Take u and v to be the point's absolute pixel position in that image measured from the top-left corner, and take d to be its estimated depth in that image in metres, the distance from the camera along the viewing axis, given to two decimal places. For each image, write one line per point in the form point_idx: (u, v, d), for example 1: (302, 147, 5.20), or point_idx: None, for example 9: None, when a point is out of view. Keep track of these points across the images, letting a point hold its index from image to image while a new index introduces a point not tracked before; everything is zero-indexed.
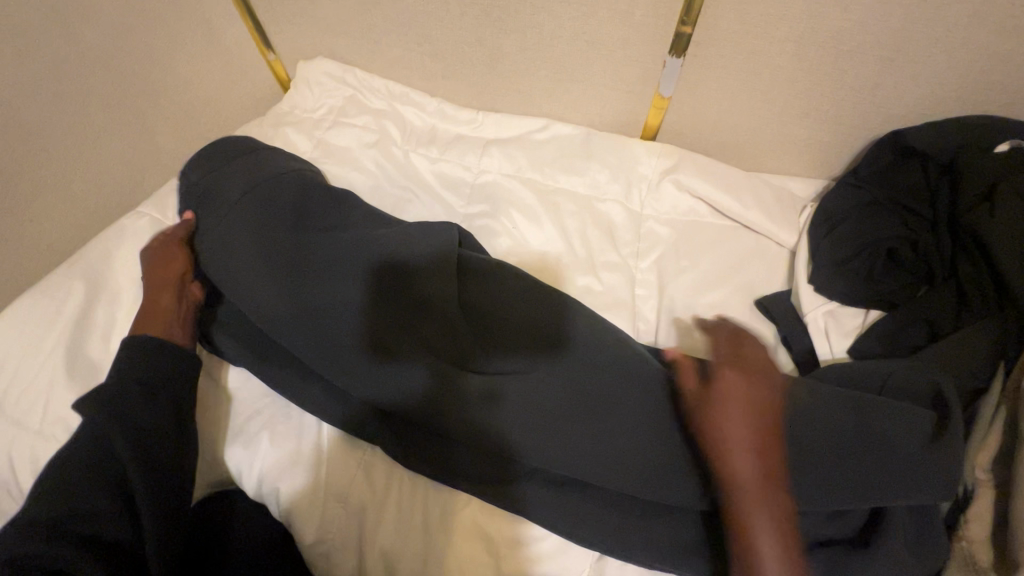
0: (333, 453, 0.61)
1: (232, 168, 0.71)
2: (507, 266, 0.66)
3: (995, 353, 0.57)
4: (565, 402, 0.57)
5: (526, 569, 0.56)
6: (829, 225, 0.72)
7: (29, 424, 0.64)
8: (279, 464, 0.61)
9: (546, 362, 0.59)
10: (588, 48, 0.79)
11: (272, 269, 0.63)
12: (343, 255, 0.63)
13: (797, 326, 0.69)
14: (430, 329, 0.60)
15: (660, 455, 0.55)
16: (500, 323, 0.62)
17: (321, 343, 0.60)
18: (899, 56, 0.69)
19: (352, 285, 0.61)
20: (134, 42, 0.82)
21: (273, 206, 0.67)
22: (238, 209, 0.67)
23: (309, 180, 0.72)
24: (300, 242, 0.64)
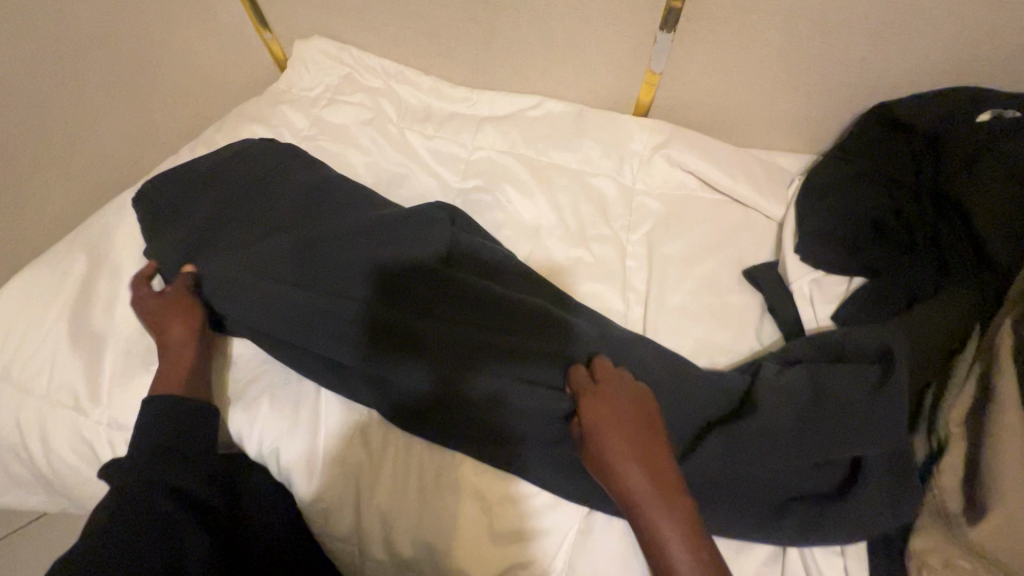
0: (330, 415, 0.64)
1: (241, 163, 0.76)
2: (501, 252, 0.71)
3: (972, 312, 0.58)
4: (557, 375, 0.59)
5: (519, 523, 0.58)
6: (816, 197, 0.73)
7: (36, 390, 0.65)
8: (279, 427, 0.63)
9: (541, 349, 0.61)
10: (581, 24, 0.80)
11: (273, 270, 0.66)
12: (349, 247, 0.67)
13: (782, 295, 0.71)
14: (431, 314, 0.63)
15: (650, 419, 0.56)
16: (491, 306, 0.63)
17: (322, 329, 0.62)
18: (887, 28, 0.69)
19: (358, 276, 0.65)
20: (131, 20, 0.83)
21: (282, 203, 0.72)
22: (248, 209, 0.71)
23: (317, 172, 0.76)
24: (299, 242, 0.67)
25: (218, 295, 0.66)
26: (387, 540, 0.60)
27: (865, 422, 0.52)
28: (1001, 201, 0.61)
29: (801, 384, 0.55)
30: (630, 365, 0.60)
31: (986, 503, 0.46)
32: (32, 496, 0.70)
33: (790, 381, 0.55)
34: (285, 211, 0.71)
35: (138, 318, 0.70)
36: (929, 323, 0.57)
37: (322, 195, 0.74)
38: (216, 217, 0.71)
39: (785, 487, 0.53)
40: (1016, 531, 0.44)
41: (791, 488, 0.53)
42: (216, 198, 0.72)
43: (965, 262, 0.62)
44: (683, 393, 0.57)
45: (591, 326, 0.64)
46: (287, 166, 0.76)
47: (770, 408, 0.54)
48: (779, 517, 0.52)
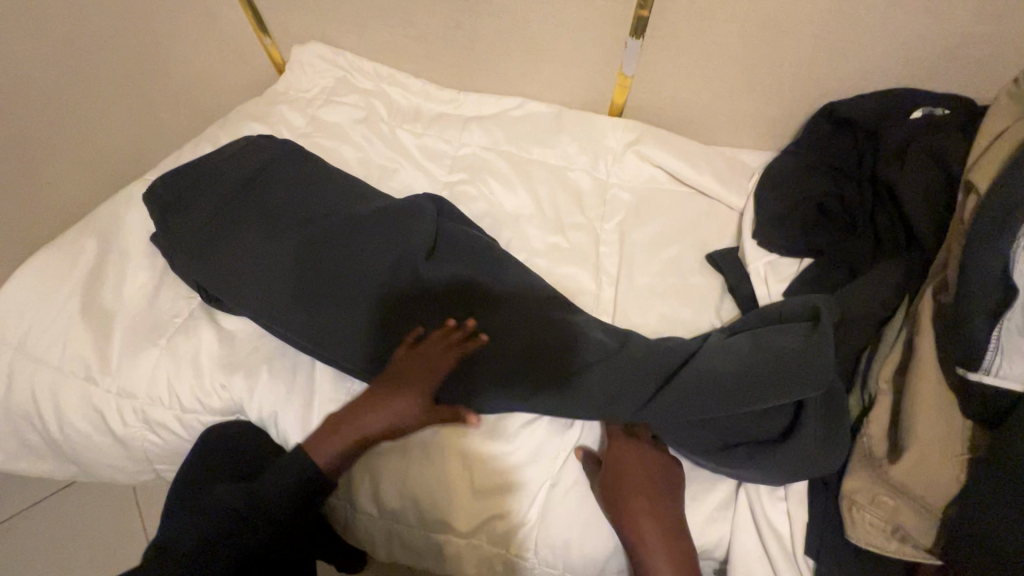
0: (323, 383, 0.69)
1: (241, 157, 0.81)
2: (483, 241, 0.74)
3: (899, 283, 0.65)
4: (535, 356, 0.65)
5: (498, 478, 0.64)
6: (772, 186, 0.81)
7: (50, 361, 0.71)
8: (278, 395, 0.68)
9: (529, 360, 0.65)
10: (557, 30, 0.87)
11: (278, 286, 0.70)
12: (343, 245, 0.72)
13: (740, 275, 0.77)
14: (421, 308, 0.68)
15: (624, 375, 0.62)
16: (474, 297, 0.69)
17: (321, 322, 0.68)
18: (829, 36, 0.77)
19: (355, 273, 0.70)
20: (140, 24, 0.89)
21: (279, 196, 0.77)
22: (247, 203, 0.77)
23: (314, 166, 0.82)
24: (299, 252, 0.72)
25: (220, 290, 0.71)
26: (375, 494, 0.65)
27: (805, 370, 0.58)
28: (928, 190, 0.68)
29: (747, 346, 0.61)
30: (601, 342, 0.65)
31: (903, 446, 0.53)
32: (44, 463, 0.75)
33: (736, 340, 0.63)
34: (283, 205, 0.76)
35: (145, 296, 0.75)
36: (865, 292, 0.65)
37: (316, 188, 0.78)
38: (220, 210, 0.76)
39: (729, 428, 0.60)
40: (928, 467, 0.51)
41: (736, 430, 0.60)
42: (218, 188, 0.78)
43: (896, 240, 0.69)
44: (644, 354, 0.63)
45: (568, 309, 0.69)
46: (285, 160, 0.82)
47: (717, 362, 0.61)
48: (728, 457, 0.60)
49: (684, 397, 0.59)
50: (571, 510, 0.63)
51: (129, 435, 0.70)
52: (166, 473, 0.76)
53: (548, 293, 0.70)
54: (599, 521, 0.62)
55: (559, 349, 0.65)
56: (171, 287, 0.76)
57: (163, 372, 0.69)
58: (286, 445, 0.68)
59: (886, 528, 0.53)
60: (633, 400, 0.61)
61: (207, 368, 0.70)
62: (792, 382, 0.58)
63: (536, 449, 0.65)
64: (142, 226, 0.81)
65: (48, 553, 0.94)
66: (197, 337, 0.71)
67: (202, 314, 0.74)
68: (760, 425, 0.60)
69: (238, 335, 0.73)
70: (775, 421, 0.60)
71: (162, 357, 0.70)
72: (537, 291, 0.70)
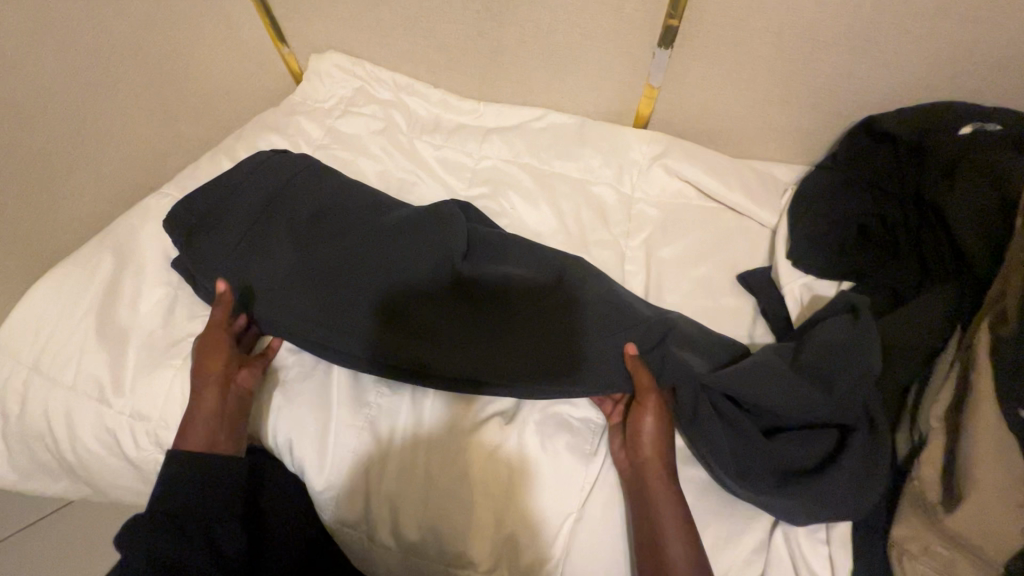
0: (347, 401, 0.67)
1: (264, 170, 0.79)
2: (513, 237, 0.76)
3: (952, 313, 0.61)
4: (573, 346, 0.66)
5: (522, 513, 0.61)
6: (806, 203, 0.77)
7: (63, 381, 0.70)
8: (307, 418, 0.66)
9: (573, 349, 0.66)
10: (583, 40, 0.84)
11: (320, 286, 0.70)
12: (380, 244, 0.73)
13: (775, 298, 0.74)
14: (461, 299, 0.70)
15: (679, 368, 0.63)
16: (513, 293, 0.70)
17: (360, 325, 0.68)
18: (870, 46, 0.73)
19: (393, 267, 0.71)
20: (159, 36, 0.88)
21: (307, 207, 0.76)
22: (276, 217, 0.75)
23: (340, 180, 0.80)
24: (337, 254, 0.72)
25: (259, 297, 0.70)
26: (392, 525, 0.63)
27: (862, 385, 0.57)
28: (980, 213, 0.65)
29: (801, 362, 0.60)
30: (635, 333, 0.66)
31: (959, 491, 0.50)
32: (58, 483, 0.74)
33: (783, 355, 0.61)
34: (314, 211, 0.76)
35: (159, 315, 0.74)
36: (915, 320, 0.61)
37: (343, 196, 0.78)
38: (248, 223, 0.74)
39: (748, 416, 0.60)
40: (986, 518, 0.48)
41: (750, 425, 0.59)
42: (243, 202, 0.76)
43: (946, 266, 0.66)
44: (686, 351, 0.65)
45: (600, 300, 0.69)
46: (314, 173, 0.80)
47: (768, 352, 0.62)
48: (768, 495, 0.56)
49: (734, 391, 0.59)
50: (598, 541, 0.60)
51: (143, 458, 0.68)
52: None
53: (584, 288, 0.70)
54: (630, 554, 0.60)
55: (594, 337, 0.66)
56: (186, 305, 0.74)
57: (178, 394, 0.68)
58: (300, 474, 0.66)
59: None
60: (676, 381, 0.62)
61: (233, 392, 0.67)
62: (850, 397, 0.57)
63: (556, 472, 0.63)
64: (157, 242, 0.79)
65: (63, 563, 0.94)
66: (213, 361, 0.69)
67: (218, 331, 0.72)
68: (807, 450, 0.58)
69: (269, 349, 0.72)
70: (821, 444, 0.58)
71: (177, 378, 0.68)
72: (571, 286, 0.70)
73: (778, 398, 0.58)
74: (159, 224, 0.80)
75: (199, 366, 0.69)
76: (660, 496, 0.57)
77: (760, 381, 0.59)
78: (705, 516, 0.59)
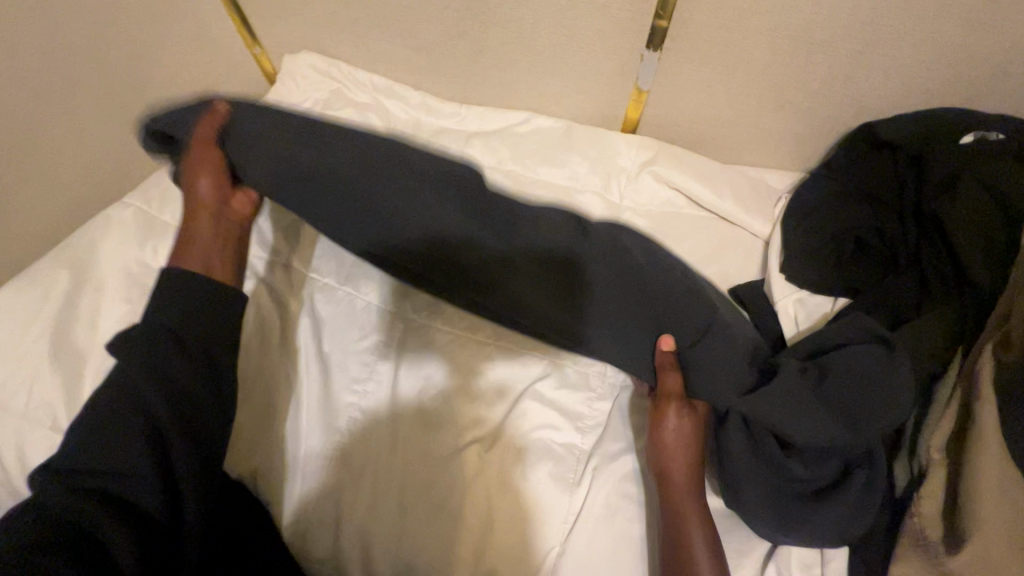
0: (345, 414, 0.64)
1: (222, 110, 0.65)
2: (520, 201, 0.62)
3: (949, 335, 0.59)
4: (606, 328, 0.59)
5: (500, 548, 0.58)
6: (800, 215, 0.74)
7: (15, 408, 0.66)
8: (307, 430, 0.64)
9: (609, 328, 0.59)
10: (568, 41, 0.80)
11: (320, 255, 0.61)
12: (360, 181, 0.59)
13: (767, 313, 0.71)
14: (476, 266, 0.59)
15: (718, 368, 0.57)
16: (529, 257, 0.59)
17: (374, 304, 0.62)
18: (867, 51, 0.70)
19: (397, 227, 0.59)
20: (119, 35, 0.83)
21: (258, 147, 0.61)
22: (232, 153, 0.63)
23: (318, 116, 0.66)
24: (327, 204, 0.60)
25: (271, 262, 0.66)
26: (366, 560, 0.60)
27: (874, 411, 0.53)
28: (982, 229, 0.62)
29: (820, 380, 0.56)
30: (676, 314, 0.58)
31: (959, 531, 0.48)
32: None
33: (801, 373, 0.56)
34: (283, 150, 0.60)
35: (118, 334, 0.69)
36: (914, 345, 0.58)
37: (310, 130, 0.63)
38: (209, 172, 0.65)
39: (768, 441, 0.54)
40: (986, 558, 0.46)
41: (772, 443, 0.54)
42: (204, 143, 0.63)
43: (946, 284, 0.63)
44: (730, 340, 0.57)
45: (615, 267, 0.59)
46: (271, 114, 0.64)
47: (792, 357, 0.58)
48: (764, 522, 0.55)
49: (765, 407, 0.53)
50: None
51: None
52: None
53: (592, 259, 0.60)
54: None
55: (630, 316, 0.59)
56: None
57: None
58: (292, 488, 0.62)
59: None
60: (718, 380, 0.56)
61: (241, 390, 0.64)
62: (864, 425, 0.53)
63: (547, 499, 0.60)
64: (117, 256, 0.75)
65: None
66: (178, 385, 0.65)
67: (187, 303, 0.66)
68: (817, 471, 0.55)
69: (251, 350, 0.68)
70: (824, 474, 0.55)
71: None
72: (600, 258, 0.59)
73: (796, 424, 0.53)
74: (120, 236, 0.76)
75: None
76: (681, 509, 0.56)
77: (785, 404, 0.54)
78: None
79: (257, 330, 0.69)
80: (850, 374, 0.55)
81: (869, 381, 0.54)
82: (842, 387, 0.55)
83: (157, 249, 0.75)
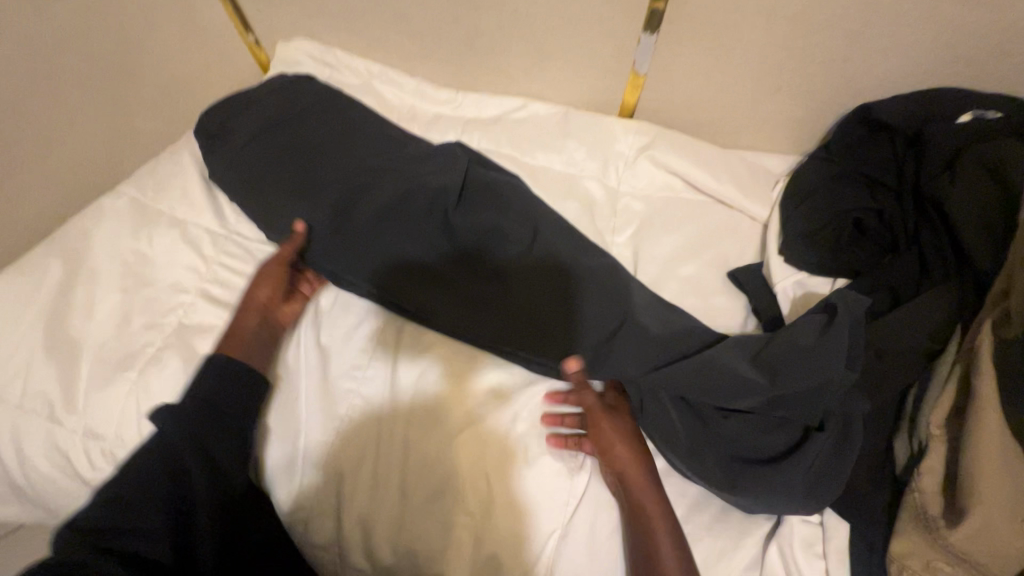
0: (317, 394, 0.64)
1: (265, 105, 0.80)
2: (511, 183, 0.75)
3: (951, 314, 0.59)
4: (579, 312, 0.67)
5: (503, 533, 0.58)
6: (799, 198, 0.74)
7: (11, 399, 0.65)
8: (279, 418, 0.64)
9: (590, 308, 0.67)
10: (564, 26, 0.79)
11: (347, 244, 0.70)
12: (383, 189, 0.73)
13: (767, 296, 0.71)
14: (478, 262, 0.70)
15: (652, 349, 0.64)
16: (518, 254, 0.70)
17: (389, 281, 0.68)
18: (866, 30, 0.69)
19: (414, 230, 0.71)
20: (108, 22, 0.82)
21: (286, 145, 0.77)
22: (283, 160, 0.76)
23: (354, 123, 0.81)
24: (352, 201, 0.73)
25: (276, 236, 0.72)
26: (366, 546, 0.60)
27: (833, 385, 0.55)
28: (983, 206, 0.62)
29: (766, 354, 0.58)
30: (641, 304, 0.67)
31: (962, 508, 0.48)
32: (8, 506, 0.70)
33: (740, 349, 0.60)
34: (317, 150, 0.77)
35: (113, 324, 0.69)
36: (912, 323, 0.59)
37: (343, 133, 0.79)
38: (257, 172, 0.75)
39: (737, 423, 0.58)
40: (990, 533, 0.46)
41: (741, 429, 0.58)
42: (240, 133, 0.78)
43: (947, 263, 0.63)
44: (683, 327, 0.65)
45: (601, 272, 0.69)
46: (313, 132, 0.79)
47: (756, 341, 0.61)
48: (738, 495, 0.56)
49: (689, 380, 0.59)
50: (589, 559, 0.58)
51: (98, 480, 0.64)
52: None
53: (592, 262, 0.69)
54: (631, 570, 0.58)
55: (602, 300, 0.67)
56: (140, 313, 0.69)
57: (133, 410, 0.64)
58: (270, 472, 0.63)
59: None
60: (662, 353, 0.63)
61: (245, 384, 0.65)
62: (818, 397, 0.56)
63: (546, 488, 0.60)
64: (111, 245, 0.74)
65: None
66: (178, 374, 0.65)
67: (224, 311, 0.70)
68: (779, 440, 0.57)
69: None
70: (787, 436, 0.57)
71: (133, 393, 0.64)
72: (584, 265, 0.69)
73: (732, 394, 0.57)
74: (114, 226, 0.75)
75: (160, 382, 0.65)
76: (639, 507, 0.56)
77: (722, 374, 0.58)
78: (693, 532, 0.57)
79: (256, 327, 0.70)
80: (796, 348, 0.57)
81: (805, 354, 0.56)
82: (784, 358, 0.57)
83: (152, 239, 0.74)
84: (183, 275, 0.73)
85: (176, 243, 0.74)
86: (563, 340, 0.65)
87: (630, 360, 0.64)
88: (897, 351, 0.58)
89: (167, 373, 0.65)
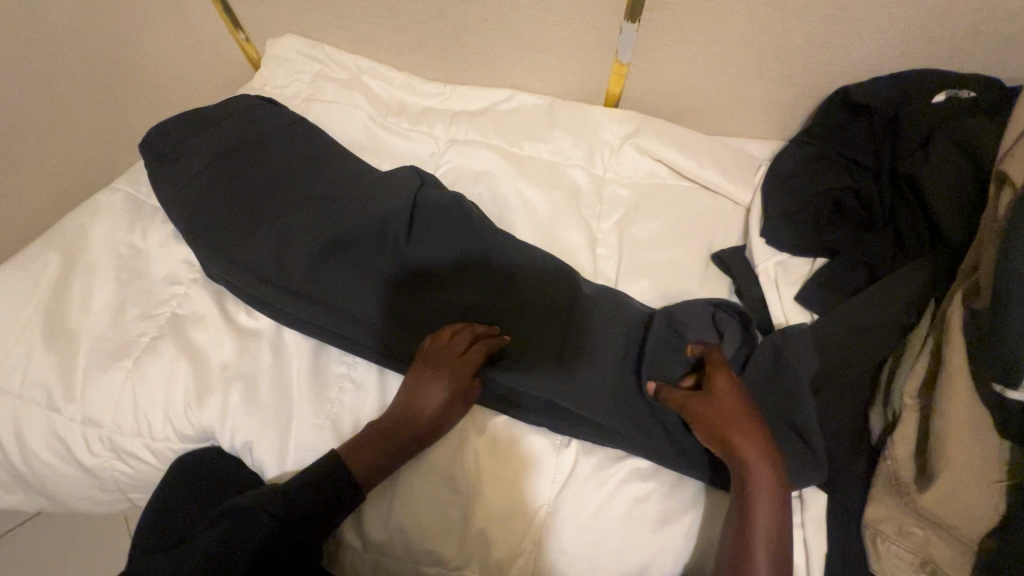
0: (306, 389, 0.66)
1: (227, 121, 0.79)
2: (459, 199, 0.73)
3: (925, 290, 0.62)
4: (550, 320, 0.67)
5: (492, 508, 0.60)
6: (778, 182, 0.76)
7: (11, 389, 0.67)
8: (264, 424, 0.64)
9: (562, 317, 0.67)
10: (547, 16, 0.80)
11: (314, 271, 0.70)
12: (338, 209, 0.73)
13: (750, 279, 0.73)
14: (447, 274, 0.70)
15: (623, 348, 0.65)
16: (483, 263, 0.70)
17: (369, 300, 0.69)
18: (843, 13, 0.70)
19: (374, 245, 0.71)
20: (99, 21, 0.84)
21: (236, 165, 0.76)
22: (228, 188, 0.75)
23: (306, 143, 0.79)
24: (316, 217, 0.72)
25: (232, 269, 0.70)
26: (357, 523, 0.62)
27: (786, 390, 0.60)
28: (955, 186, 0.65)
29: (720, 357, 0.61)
30: (604, 315, 0.67)
31: (933, 469, 0.50)
32: (11, 495, 0.72)
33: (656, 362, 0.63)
34: (273, 164, 0.77)
35: (109, 316, 0.70)
36: (883, 299, 0.62)
37: (299, 142, 0.79)
38: (196, 198, 0.74)
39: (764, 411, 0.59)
40: (959, 493, 0.48)
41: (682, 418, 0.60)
42: (193, 156, 0.76)
43: (919, 241, 0.66)
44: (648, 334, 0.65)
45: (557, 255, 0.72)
46: (267, 144, 0.78)
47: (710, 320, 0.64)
48: None
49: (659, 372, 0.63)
50: (592, 543, 0.58)
51: (98, 466, 0.66)
52: (140, 502, 0.72)
53: (561, 264, 0.70)
54: (621, 549, 0.58)
55: (571, 311, 0.67)
56: (135, 305, 0.71)
57: (129, 400, 0.65)
58: (261, 470, 0.64)
59: (915, 561, 0.51)
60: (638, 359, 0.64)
61: (236, 388, 0.65)
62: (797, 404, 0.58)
63: (536, 468, 0.61)
64: (108, 239, 0.75)
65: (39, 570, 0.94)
66: (171, 366, 0.66)
67: (203, 326, 0.70)
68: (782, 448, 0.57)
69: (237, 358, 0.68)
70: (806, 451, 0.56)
71: (128, 382, 0.66)
72: (558, 269, 0.69)
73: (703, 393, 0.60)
74: (112, 221, 0.76)
75: (155, 374, 0.66)
76: (761, 492, 0.52)
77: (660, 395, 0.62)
78: (676, 509, 0.59)
79: (247, 334, 0.70)
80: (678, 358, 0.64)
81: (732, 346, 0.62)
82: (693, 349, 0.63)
83: (147, 233, 0.76)
84: (179, 267, 0.74)
85: (170, 237, 0.76)
86: (547, 348, 0.65)
87: (608, 371, 0.64)
88: (875, 325, 0.61)
89: (160, 364, 0.66)
